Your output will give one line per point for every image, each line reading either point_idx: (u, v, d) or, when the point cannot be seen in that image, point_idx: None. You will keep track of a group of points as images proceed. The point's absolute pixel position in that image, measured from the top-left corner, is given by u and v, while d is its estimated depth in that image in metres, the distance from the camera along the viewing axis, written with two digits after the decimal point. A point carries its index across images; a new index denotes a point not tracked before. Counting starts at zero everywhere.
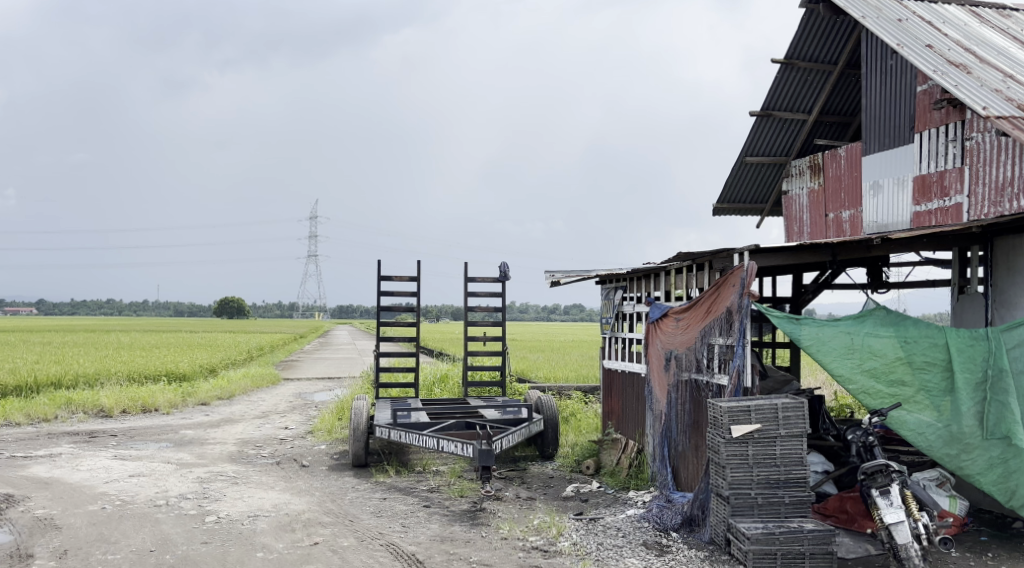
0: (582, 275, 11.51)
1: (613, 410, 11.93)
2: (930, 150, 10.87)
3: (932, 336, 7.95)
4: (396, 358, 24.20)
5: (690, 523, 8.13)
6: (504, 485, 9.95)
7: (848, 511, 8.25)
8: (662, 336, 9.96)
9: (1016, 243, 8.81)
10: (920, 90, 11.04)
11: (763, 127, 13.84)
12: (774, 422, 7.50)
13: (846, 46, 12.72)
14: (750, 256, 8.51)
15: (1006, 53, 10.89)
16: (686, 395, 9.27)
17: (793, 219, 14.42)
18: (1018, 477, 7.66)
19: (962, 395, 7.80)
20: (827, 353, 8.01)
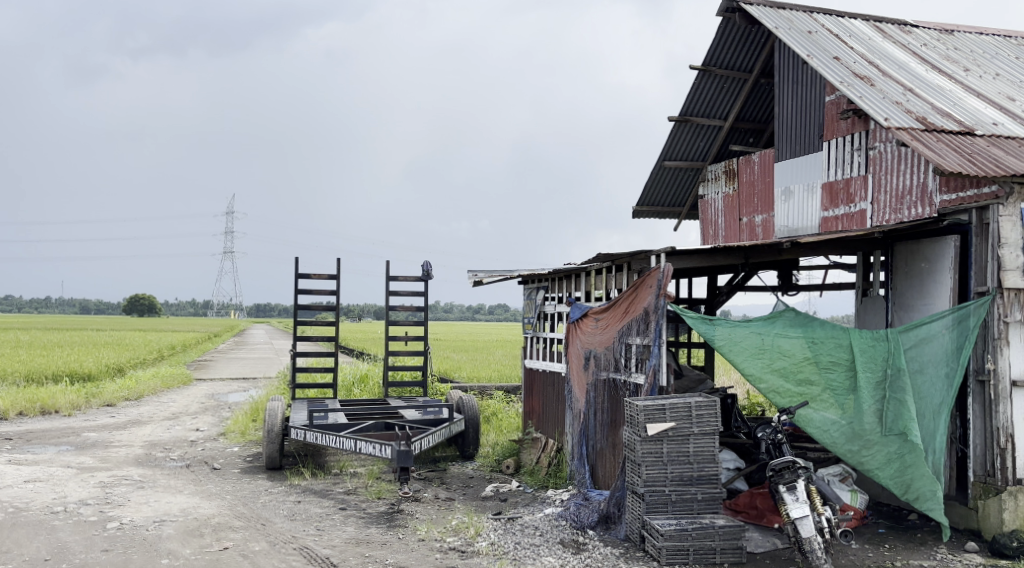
0: (504, 275, 11.55)
1: (534, 409, 12.03)
2: (837, 158, 11.29)
3: (837, 337, 8.28)
4: (315, 358, 23.82)
5: (607, 520, 8.29)
6: (423, 487, 9.91)
7: (758, 507, 8.55)
8: (582, 336, 10.09)
9: (914, 248, 9.22)
10: (828, 101, 11.46)
11: (681, 132, 14.15)
12: (687, 420, 7.68)
13: (760, 56, 13.09)
14: (667, 258, 8.69)
15: (907, 67, 11.39)
16: (605, 394, 9.40)
17: (709, 222, 14.79)
18: (913, 471, 7.93)
19: (863, 394, 8.14)
20: (739, 353, 8.24)
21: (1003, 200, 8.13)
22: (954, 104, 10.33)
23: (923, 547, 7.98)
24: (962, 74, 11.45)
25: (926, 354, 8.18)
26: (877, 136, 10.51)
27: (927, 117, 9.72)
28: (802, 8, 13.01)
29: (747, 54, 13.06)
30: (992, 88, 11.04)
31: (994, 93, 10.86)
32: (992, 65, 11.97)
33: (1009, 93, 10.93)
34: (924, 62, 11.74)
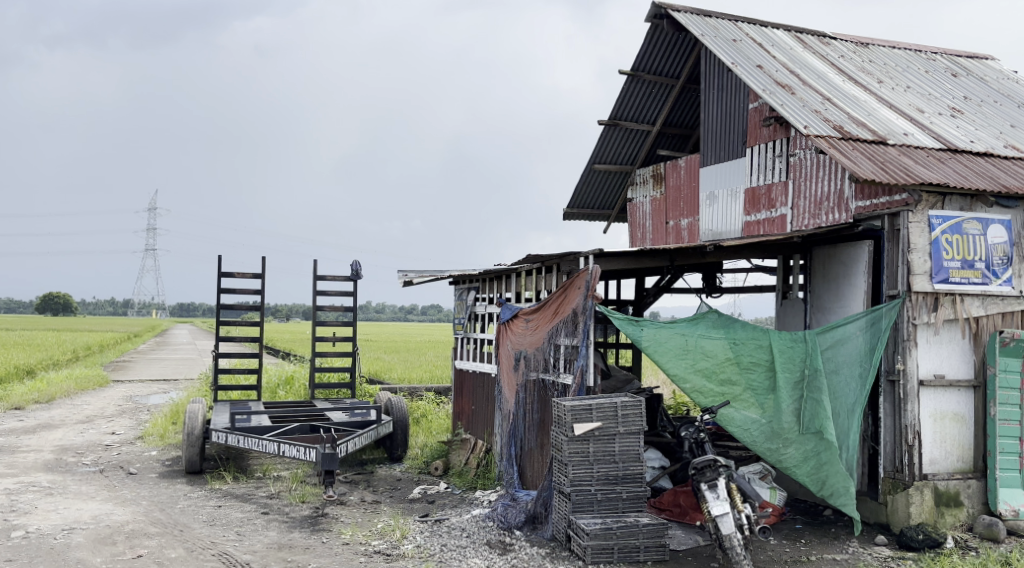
0: (434, 275, 11.52)
1: (463, 410, 12.02)
2: (760, 164, 11.60)
3: (758, 338, 8.51)
4: (240, 360, 23.44)
5: (533, 520, 8.34)
6: (349, 490, 9.80)
7: (681, 505, 8.73)
8: (512, 337, 10.14)
9: (832, 253, 9.54)
10: (751, 109, 11.75)
11: (610, 135, 14.32)
12: (614, 420, 7.79)
13: (687, 63, 13.32)
14: (595, 260, 8.80)
15: (825, 77, 11.77)
16: (534, 395, 9.47)
17: (637, 225, 15.01)
18: (828, 468, 8.16)
19: (782, 393, 8.37)
20: (664, 353, 8.40)
21: (912, 207, 8.49)
22: (869, 114, 10.71)
23: (836, 542, 8.26)
24: (876, 86, 11.88)
25: (841, 355, 8.46)
26: (797, 144, 10.83)
27: (843, 126, 10.06)
28: (727, 17, 13.31)
29: (674, 60, 13.27)
30: (904, 100, 11.48)
31: (905, 105, 11.30)
32: (903, 78, 12.45)
33: (919, 105, 11.38)
34: (841, 73, 12.14)
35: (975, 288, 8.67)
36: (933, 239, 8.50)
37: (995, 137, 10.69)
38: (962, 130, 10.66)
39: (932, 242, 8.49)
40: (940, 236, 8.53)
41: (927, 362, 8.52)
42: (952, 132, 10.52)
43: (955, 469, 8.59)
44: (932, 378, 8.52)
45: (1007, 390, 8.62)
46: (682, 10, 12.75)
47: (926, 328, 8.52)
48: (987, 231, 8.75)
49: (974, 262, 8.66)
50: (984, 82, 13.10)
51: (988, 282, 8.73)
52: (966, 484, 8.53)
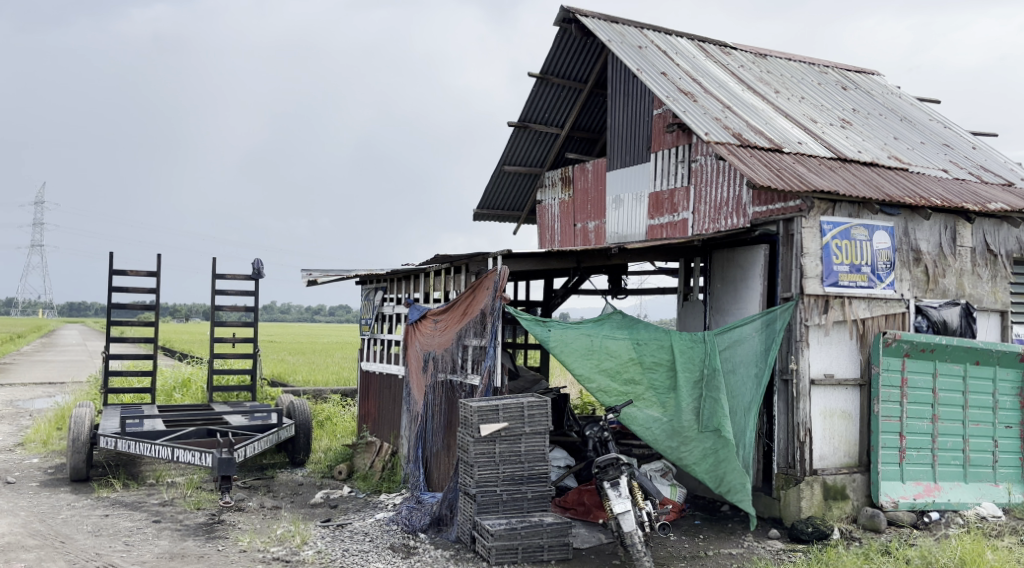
0: (340, 275, 11.34)
1: (369, 412, 11.87)
2: (663, 169, 11.86)
3: (659, 339, 8.71)
4: (132, 361, 22.65)
5: (438, 523, 8.29)
6: (247, 495, 9.55)
7: (585, 503, 8.83)
8: (420, 337, 10.08)
9: (731, 256, 9.83)
10: (656, 115, 11.98)
11: (519, 138, 14.38)
12: (520, 420, 7.83)
13: (595, 68, 13.44)
14: (504, 261, 8.83)
15: (726, 86, 12.13)
16: (442, 396, 9.42)
17: (546, 227, 15.15)
18: (726, 465, 8.36)
19: (682, 391, 8.57)
20: (570, 354, 8.50)
21: (805, 213, 8.82)
22: (766, 123, 11.09)
23: (733, 537, 8.52)
24: (773, 96, 12.31)
25: (739, 355, 8.72)
26: (698, 150, 11.11)
27: (742, 133, 10.39)
28: (633, 24, 13.56)
29: (582, 65, 13.38)
30: (798, 110, 11.94)
31: (800, 115, 11.74)
32: (798, 89, 12.94)
33: (812, 116, 11.85)
34: (741, 82, 12.53)
35: (862, 291, 9.09)
36: (824, 244, 8.88)
37: (880, 148, 11.22)
38: (851, 141, 11.15)
39: (823, 247, 8.87)
40: (830, 241, 8.91)
41: (817, 361, 8.88)
42: (842, 142, 10.99)
43: (842, 464, 8.98)
44: (823, 377, 8.89)
45: (889, 388, 9.02)
46: (590, 15, 12.89)
47: (817, 328, 8.88)
48: (873, 237, 9.17)
49: (861, 266, 9.08)
50: (871, 96, 13.74)
51: (874, 285, 9.16)
52: (851, 478, 8.92)
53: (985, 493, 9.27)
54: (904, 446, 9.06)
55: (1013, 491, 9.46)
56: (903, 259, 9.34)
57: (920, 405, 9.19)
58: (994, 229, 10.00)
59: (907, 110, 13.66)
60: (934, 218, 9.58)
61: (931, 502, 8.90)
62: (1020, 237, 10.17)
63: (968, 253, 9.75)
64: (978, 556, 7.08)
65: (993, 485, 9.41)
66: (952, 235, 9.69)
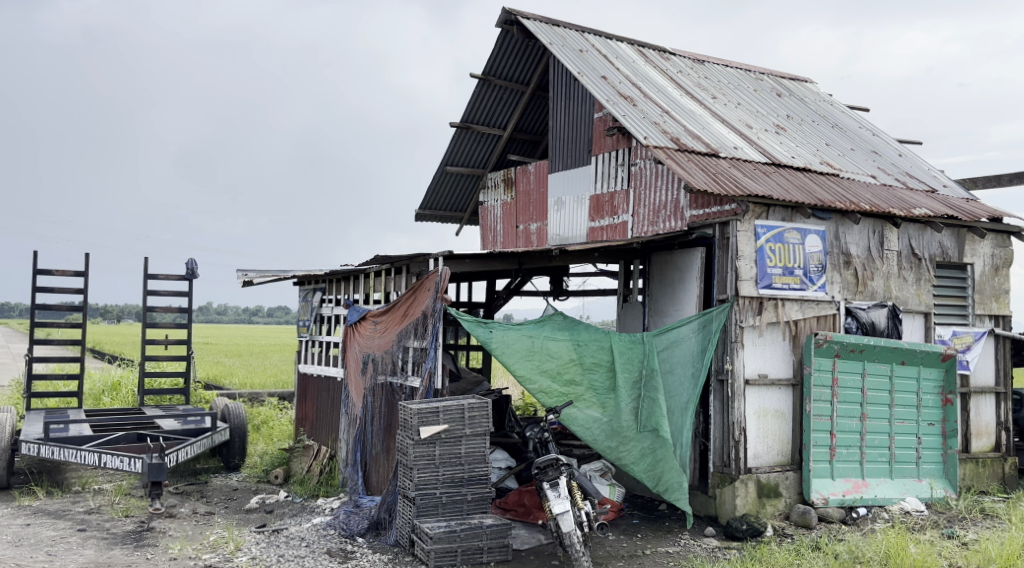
0: (278, 276, 11.18)
1: (306, 415, 11.71)
2: (604, 172, 11.96)
3: (599, 340, 8.80)
4: (59, 364, 22.02)
5: (377, 527, 8.24)
6: (179, 501, 9.35)
7: (526, 504, 8.86)
8: (359, 339, 9.99)
9: (669, 259, 9.98)
10: (596, 118, 12.09)
11: (462, 139, 14.36)
12: (460, 422, 7.82)
13: (536, 70, 13.48)
14: (445, 262, 8.80)
15: (665, 91, 12.30)
16: (382, 398, 9.34)
17: (488, 229, 15.18)
18: (664, 464, 8.49)
19: (621, 392, 8.67)
20: (511, 355, 8.50)
21: (740, 217, 8.99)
22: (703, 128, 11.28)
23: (670, 535, 8.63)
24: (710, 101, 12.54)
25: (676, 356, 8.86)
26: (638, 154, 11.24)
27: (680, 138, 10.56)
28: (574, 28, 13.65)
29: (524, 67, 13.40)
30: (734, 116, 12.18)
31: (736, 121, 11.98)
32: (734, 95, 13.20)
33: (748, 121, 12.11)
34: (679, 87, 12.73)
35: (794, 293, 9.31)
36: (758, 247, 9.07)
37: (813, 154, 11.52)
38: (785, 147, 11.42)
39: (757, 250, 9.06)
40: (764, 245, 9.11)
41: (752, 362, 9.07)
42: (776, 148, 11.25)
43: (775, 462, 9.19)
44: (757, 377, 9.08)
45: (820, 387, 9.25)
46: (532, 17, 12.92)
47: (751, 330, 9.07)
48: (805, 240, 9.40)
49: (794, 269, 9.30)
50: (804, 103, 14.09)
51: (806, 287, 9.39)
52: (784, 476, 9.12)
53: (909, 489, 9.58)
54: (834, 443, 9.30)
55: (935, 486, 9.79)
56: (833, 262, 9.60)
57: (849, 404, 9.44)
58: (919, 233, 10.33)
59: (838, 117, 14.05)
60: (864, 223, 9.86)
61: (859, 498, 9.16)
62: (943, 241, 10.52)
63: (895, 257, 10.06)
64: (902, 549, 7.30)
65: (917, 481, 9.74)
66: (880, 239, 9.98)
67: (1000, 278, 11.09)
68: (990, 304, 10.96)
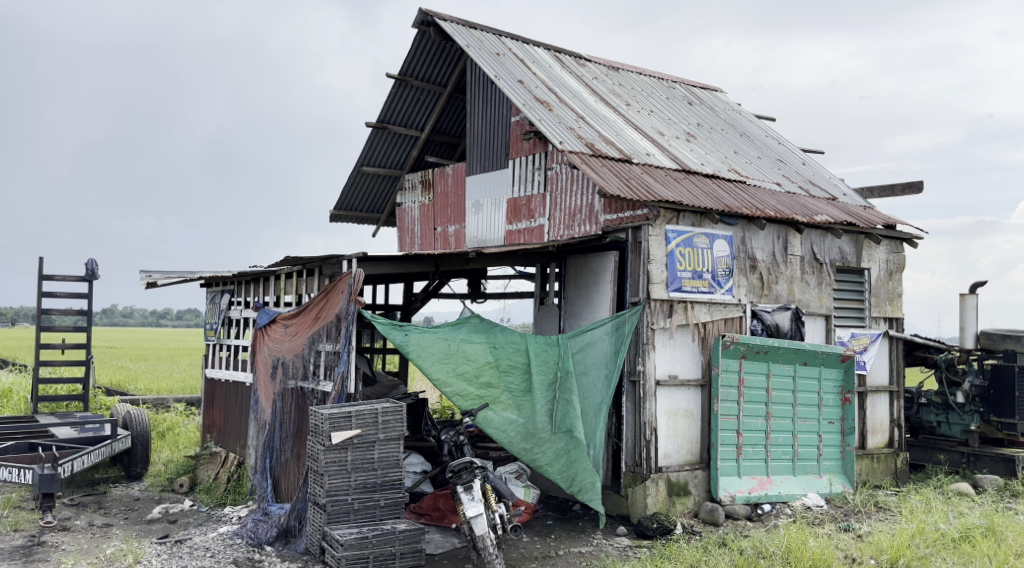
0: (183, 277, 10.85)
1: (214, 421, 11.39)
2: (521, 175, 12.02)
3: (515, 342, 8.83)
4: None
5: (286, 535, 8.04)
6: (75, 513, 8.97)
7: (440, 508, 8.82)
8: (269, 343, 9.78)
9: (583, 262, 10.10)
10: (513, 122, 12.14)
11: (378, 139, 14.20)
12: (373, 427, 7.72)
13: (453, 72, 13.43)
14: (358, 264, 8.68)
15: (580, 97, 12.44)
16: (292, 403, 9.17)
17: (405, 230, 15.08)
18: (577, 465, 8.60)
19: (537, 394, 8.71)
20: (426, 358, 8.45)
21: (652, 222, 9.18)
22: (617, 134, 11.46)
23: (583, 535, 8.73)
24: (624, 108, 12.74)
25: (590, 358, 8.96)
26: (553, 158, 11.33)
27: (595, 143, 10.71)
28: (492, 31, 13.67)
29: (441, 68, 13.34)
30: (647, 122, 12.41)
31: (649, 128, 12.22)
32: (647, 102, 13.45)
33: (660, 128, 12.36)
34: (594, 94, 12.90)
35: (704, 296, 9.54)
36: (668, 251, 9.26)
37: (721, 161, 11.83)
38: (695, 154, 11.70)
39: (667, 254, 9.26)
40: (675, 249, 9.31)
41: (663, 363, 9.26)
42: (686, 155, 11.51)
43: (685, 461, 9.40)
44: (667, 378, 9.27)
45: (727, 388, 9.50)
46: (449, 19, 12.87)
47: (662, 332, 9.25)
48: (714, 245, 9.64)
49: (703, 273, 9.53)
50: (714, 112, 14.45)
51: (714, 290, 9.64)
52: (693, 475, 9.34)
53: (810, 485, 9.94)
54: (741, 442, 9.56)
55: (834, 481, 10.18)
56: (740, 266, 9.88)
57: (754, 404, 9.72)
58: (820, 239, 10.73)
59: (746, 126, 14.47)
60: (769, 228, 10.19)
61: (764, 494, 9.44)
62: (841, 247, 10.97)
63: (798, 261, 10.42)
64: (802, 543, 7.56)
65: (817, 477, 10.10)
66: (784, 245, 10.33)
67: (894, 282, 11.60)
68: (885, 307, 11.45)
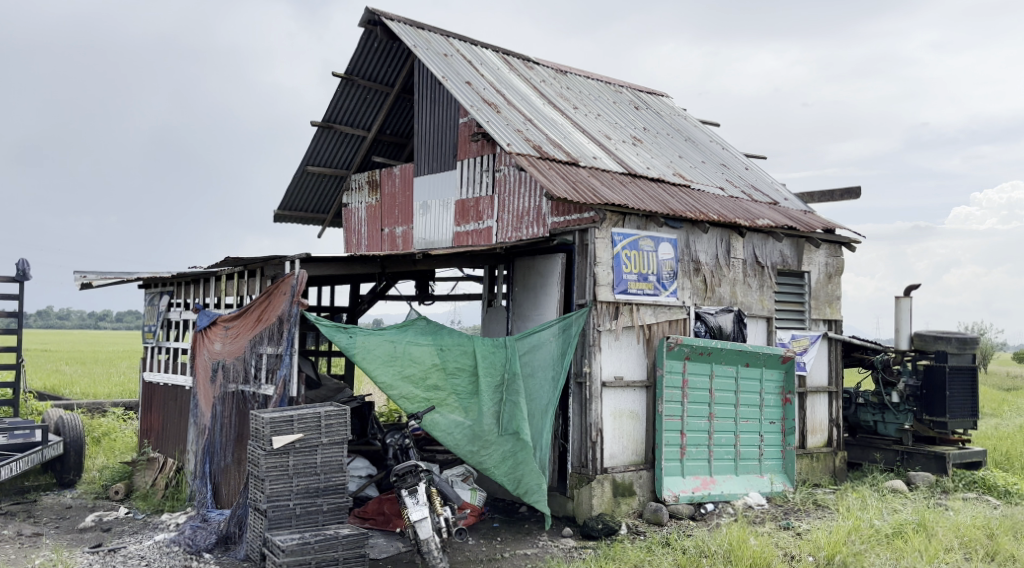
0: (120, 277, 10.57)
1: (151, 426, 11.12)
2: (468, 177, 11.99)
3: (462, 344, 8.80)
4: None
5: (226, 541, 7.97)
6: (3, 523, 8.67)
7: (385, 513, 8.73)
8: (209, 345, 9.59)
9: (530, 264, 10.14)
10: (461, 123, 12.10)
11: (324, 139, 14.03)
12: (316, 430, 7.62)
13: (401, 72, 13.33)
14: (301, 265, 8.54)
15: (528, 100, 12.46)
16: (232, 407, 9.00)
17: (352, 231, 14.92)
18: (523, 467, 8.58)
19: (484, 396, 8.69)
20: (372, 360, 8.35)
21: (598, 225, 9.23)
22: (564, 137, 11.50)
23: (528, 537, 8.73)
24: (572, 111, 12.79)
25: (537, 360, 8.96)
26: (501, 160, 11.33)
27: (542, 146, 10.73)
28: (440, 32, 13.61)
29: (388, 68, 13.23)
30: (594, 126, 12.48)
31: (596, 131, 12.29)
32: (595, 106, 13.53)
33: (607, 132, 12.43)
34: (542, 96, 12.92)
35: (649, 298, 9.62)
36: (614, 254, 9.32)
37: (667, 165, 11.95)
38: (641, 158, 11.80)
39: (614, 256, 9.31)
40: (620, 252, 9.36)
41: (609, 364, 9.31)
42: (632, 158, 11.60)
43: (630, 462, 9.46)
44: (613, 379, 9.32)
45: (671, 388, 9.58)
46: (396, 19, 12.77)
47: (608, 333, 9.31)
48: (659, 248, 9.74)
49: (648, 275, 9.61)
50: (660, 116, 14.61)
51: (659, 293, 9.73)
52: (638, 475, 9.41)
53: (752, 484, 10.09)
54: (685, 442, 9.66)
55: (775, 480, 10.36)
56: (684, 269, 9.99)
57: (697, 404, 9.84)
58: (762, 242, 10.91)
59: (691, 131, 14.65)
60: (712, 232, 10.32)
61: (706, 494, 9.57)
62: (783, 251, 11.15)
63: (740, 264, 10.58)
64: (743, 541, 7.66)
65: (759, 476, 10.26)
66: (727, 248, 10.48)
67: (833, 285, 11.85)
68: (824, 309, 11.70)
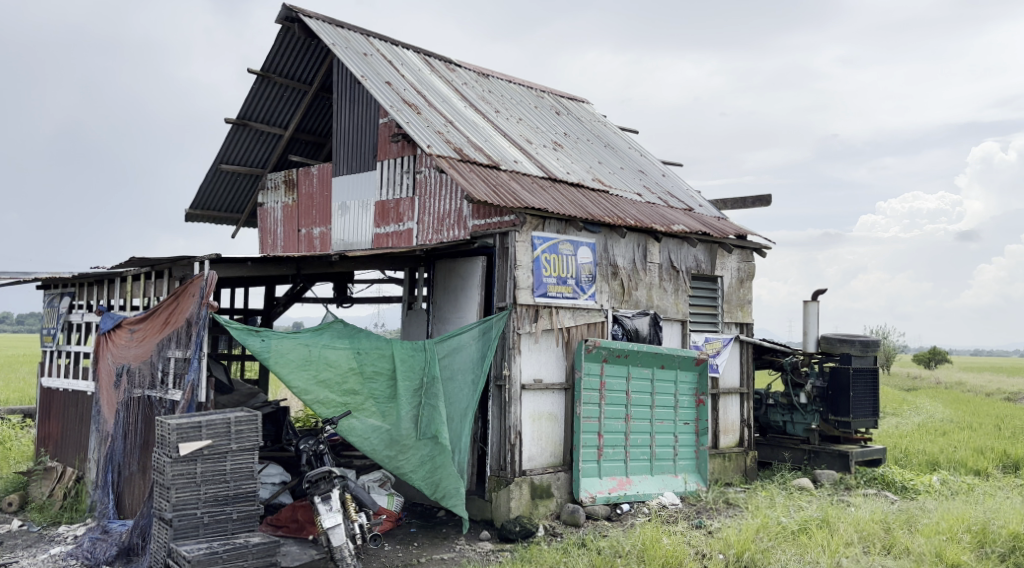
0: (17, 278, 10.07)
1: (50, 434, 10.62)
2: (388, 178, 11.85)
3: (380, 347, 8.67)
4: None
5: (128, 553, 7.61)
6: None
7: (299, 520, 8.52)
8: (112, 349, 9.21)
9: (450, 267, 10.08)
10: (380, 123, 11.96)
11: (239, 137, 13.69)
12: (226, 436, 7.39)
13: (319, 70, 13.09)
14: (212, 266, 8.27)
15: (449, 102, 12.39)
16: (137, 413, 8.65)
17: (268, 232, 14.58)
18: (442, 471, 8.51)
19: (402, 400, 8.59)
20: (286, 364, 8.13)
21: (518, 228, 9.23)
22: (485, 140, 11.49)
23: (446, 541, 8.66)
24: (493, 115, 12.78)
25: (456, 363, 8.91)
26: (421, 162, 11.24)
27: (462, 148, 10.70)
28: (360, 31, 13.42)
29: (306, 66, 12.98)
30: (515, 130, 12.50)
31: (516, 135, 12.31)
32: (516, 110, 13.55)
33: (528, 136, 12.47)
34: (463, 99, 12.87)
35: (567, 301, 9.67)
36: (534, 257, 9.33)
37: (586, 170, 12.06)
38: (560, 162, 11.88)
39: (534, 260, 9.33)
40: (540, 255, 9.39)
41: (528, 367, 9.31)
42: (552, 163, 11.66)
43: (548, 464, 9.48)
44: (532, 382, 9.33)
45: (589, 391, 9.67)
46: (315, 16, 12.53)
47: (528, 336, 9.31)
48: (577, 251, 9.80)
49: (567, 278, 9.66)
50: (580, 122, 14.74)
51: (578, 296, 9.79)
52: (555, 477, 9.43)
53: (667, 484, 10.25)
54: (602, 444, 9.76)
55: (688, 480, 10.56)
56: (603, 272, 10.09)
57: (614, 406, 9.93)
58: (677, 247, 11.10)
59: (610, 137, 14.83)
60: (629, 236, 10.45)
61: (623, 495, 9.68)
62: (698, 256, 11.38)
63: (656, 269, 10.75)
64: (655, 541, 7.76)
65: (673, 476, 10.44)
66: (643, 253, 10.62)
67: (745, 289, 12.15)
68: (737, 312, 11.98)
